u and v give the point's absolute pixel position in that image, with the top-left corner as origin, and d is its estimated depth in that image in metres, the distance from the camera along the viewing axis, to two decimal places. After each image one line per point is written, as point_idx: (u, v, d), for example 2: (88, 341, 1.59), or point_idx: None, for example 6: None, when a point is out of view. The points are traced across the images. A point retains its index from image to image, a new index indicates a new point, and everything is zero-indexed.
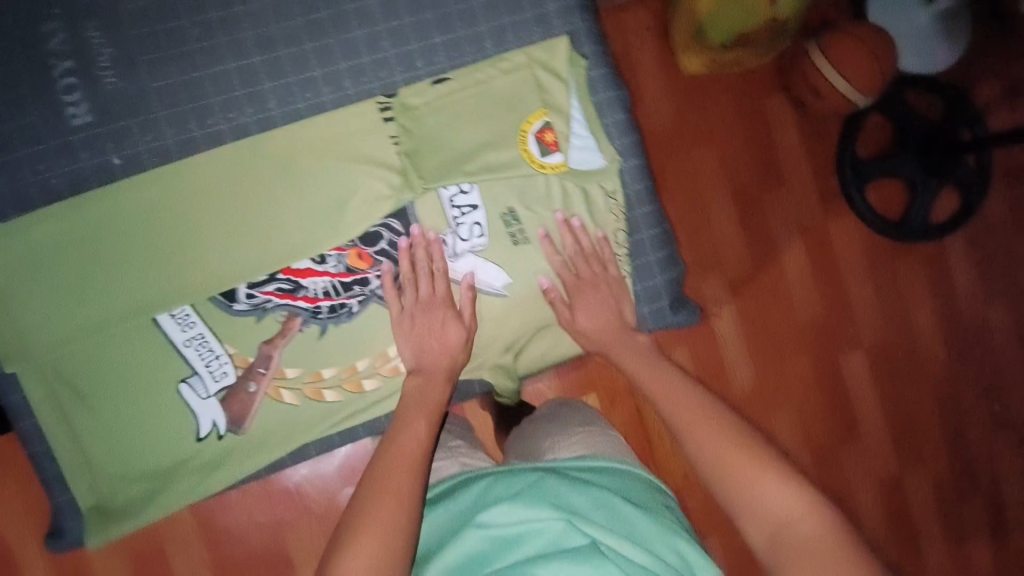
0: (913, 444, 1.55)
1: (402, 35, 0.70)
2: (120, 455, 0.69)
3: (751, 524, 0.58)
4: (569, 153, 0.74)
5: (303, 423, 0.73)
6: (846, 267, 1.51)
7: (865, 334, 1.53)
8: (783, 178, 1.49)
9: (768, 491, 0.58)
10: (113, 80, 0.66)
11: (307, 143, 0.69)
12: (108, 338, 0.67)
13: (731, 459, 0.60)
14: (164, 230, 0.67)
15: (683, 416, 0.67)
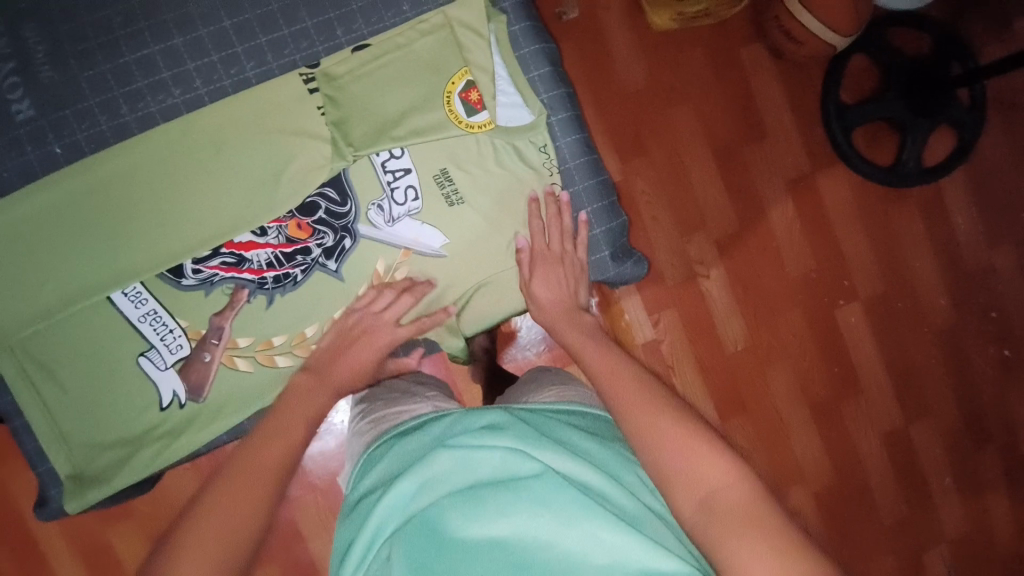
0: (916, 394, 1.52)
1: (318, 4, 0.73)
2: (91, 426, 0.73)
3: (680, 494, 0.54)
4: (495, 111, 0.75)
5: (260, 389, 0.76)
6: (836, 218, 1.49)
7: (861, 284, 1.50)
8: (761, 129, 1.47)
9: (699, 464, 0.55)
10: (49, 72, 0.69)
11: (237, 120, 0.71)
12: (68, 317, 0.71)
13: (662, 432, 0.58)
14: (108, 214, 0.70)
15: (622, 394, 0.65)
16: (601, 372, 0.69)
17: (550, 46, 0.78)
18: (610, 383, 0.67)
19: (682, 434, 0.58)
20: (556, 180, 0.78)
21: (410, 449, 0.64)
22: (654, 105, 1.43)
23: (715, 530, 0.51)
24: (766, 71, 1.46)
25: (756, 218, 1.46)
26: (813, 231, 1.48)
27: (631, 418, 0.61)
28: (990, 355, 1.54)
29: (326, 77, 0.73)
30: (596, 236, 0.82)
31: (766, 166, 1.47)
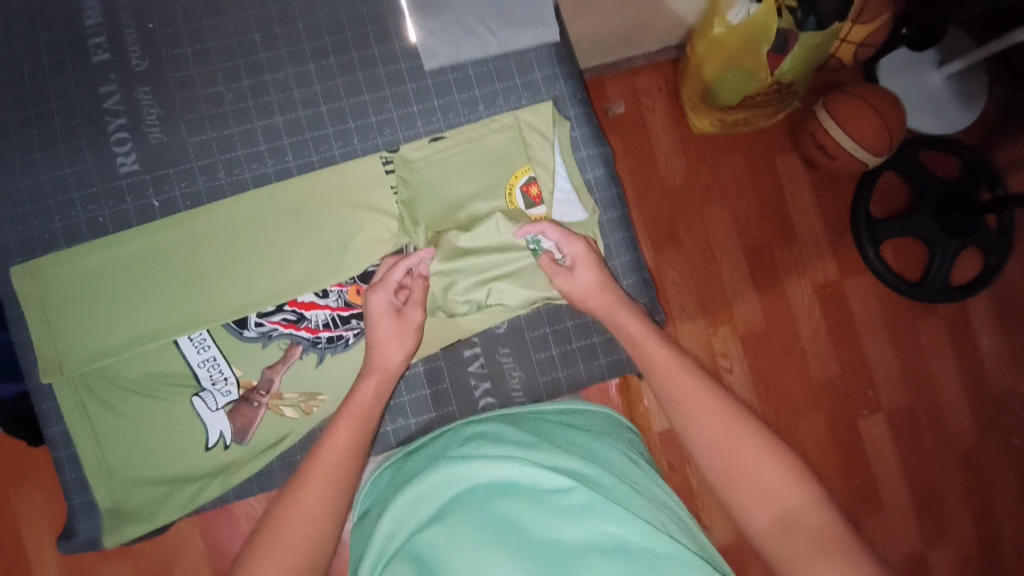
0: (936, 514, 1.49)
1: (404, 99, 0.81)
2: (137, 461, 0.76)
3: (756, 510, 0.59)
4: (552, 206, 0.81)
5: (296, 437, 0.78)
6: (862, 330, 1.52)
7: (885, 396, 1.51)
8: (793, 234, 1.52)
9: (776, 485, 0.59)
10: (158, 135, 0.77)
11: (319, 192, 0.79)
12: (132, 356, 0.75)
13: (734, 444, 0.62)
14: (188, 264, 0.76)
15: (693, 397, 0.66)
16: (659, 371, 0.69)
17: (607, 151, 0.85)
18: (675, 380, 0.67)
19: (755, 451, 0.61)
20: None
21: (414, 460, 0.73)
22: (690, 203, 1.50)
23: (795, 550, 0.55)
24: (799, 182, 1.53)
25: (783, 318, 1.50)
26: (838, 336, 1.51)
27: (704, 435, 0.63)
28: (1013, 484, 1.51)
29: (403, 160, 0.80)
30: None
31: (793, 268, 1.51)
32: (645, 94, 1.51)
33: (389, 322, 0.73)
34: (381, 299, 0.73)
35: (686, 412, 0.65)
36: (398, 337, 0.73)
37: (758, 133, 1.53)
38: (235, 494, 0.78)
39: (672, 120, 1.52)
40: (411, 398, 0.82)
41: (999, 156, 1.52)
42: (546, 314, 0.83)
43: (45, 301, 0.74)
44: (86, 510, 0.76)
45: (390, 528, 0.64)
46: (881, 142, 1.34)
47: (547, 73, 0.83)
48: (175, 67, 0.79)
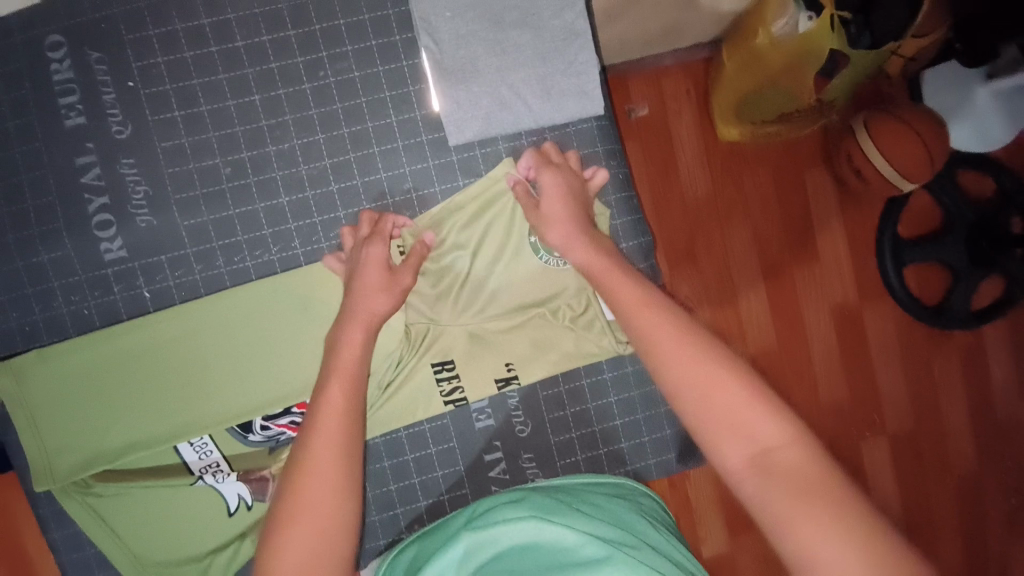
0: (929, 534, 1.37)
1: (425, 177, 0.72)
2: (167, 542, 0.70)
3: (729, 450, 0.50)
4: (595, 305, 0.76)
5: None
6: (878, 357, 1.38)
7: (890, 420, 1.38)
8: (818, 254, 1.34)
9: (752, 422, 0.50)
10: (146, 218, 0.68)
11: (329, 283, 0.71)
12: (130, 461, 0.70)
13: (693, 373, 0.52)
14: (185, 364, 0.70)
15: (654, 328, 0.56)
16: (628, 308, 0.58)
17: (647, 242, 0.77)
18: (639, 313, 0.57)
19: (712, 371, 0.52)
20: (631, 367, 0.78)
21: (430, 532, 0.70)
22: (712, 220, 1.30)
23: (774, 494, 0.47)
24: (827, 202, 1.33)
25: (796, 340, 1.34)
26: (850, 356, 1.36)
27: (670, 368, 0.53)
28: (1005, 511, 1.39)
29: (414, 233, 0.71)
30: (666, 435, 0.80)
31: (812, 292, 1.34)
32: (672, 96, 1.28)
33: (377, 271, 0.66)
34: (379, 248, 0.66)
35: (647, 346, 0.55)
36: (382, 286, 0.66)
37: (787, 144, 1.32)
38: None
39: (699, 128, 1.29)
40: (428, 502, 0.76)
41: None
42: (571, 416, 0.77)
43: (30, 406, 0.68)
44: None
45: None
46: (924, 173, 1.15)
47: (588, 154, 0.75)
48: (163, 136, 0.68)
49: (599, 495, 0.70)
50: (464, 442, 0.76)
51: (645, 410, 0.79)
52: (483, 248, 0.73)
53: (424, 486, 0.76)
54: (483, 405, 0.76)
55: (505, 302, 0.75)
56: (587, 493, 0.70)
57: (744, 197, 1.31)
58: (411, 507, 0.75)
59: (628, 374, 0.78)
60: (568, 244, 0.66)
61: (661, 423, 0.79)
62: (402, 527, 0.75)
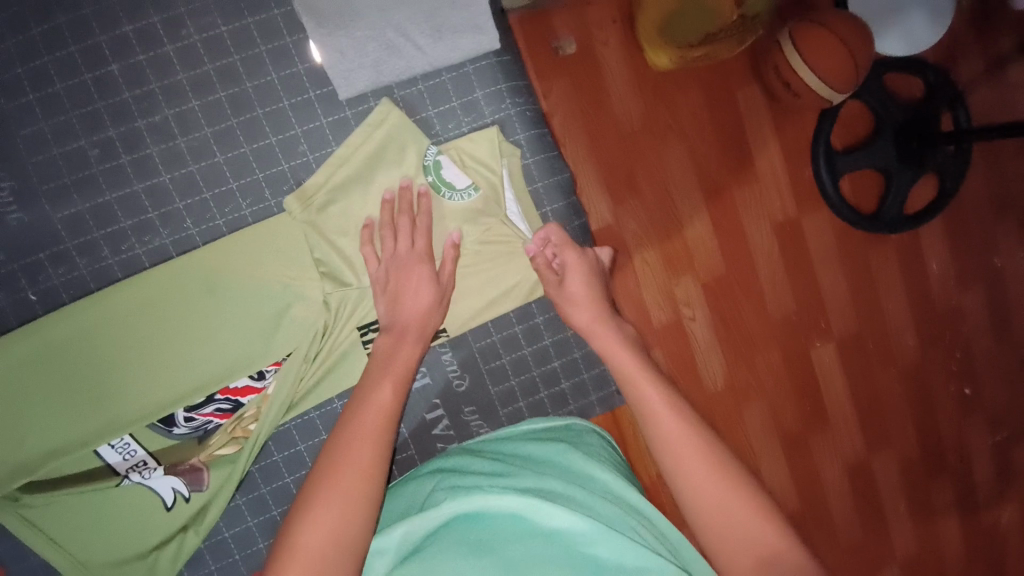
0: (881, 425, 1.40)
1: (319, 137, 0.68)
2: (108, 545, 0.68)
3: (735, 556, 0.52)
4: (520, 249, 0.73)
5: (260, 522, 0.71)
6: (818, 262, 1.31)
7: (837, 324, 1.35)
8: (757, 173, 1.25)
9: (749, 529, 0.52)
10: (18, 214, 0.64)
11: (231, 260, 0.67)
12: (51, 470, 0.67)
13: (703, 479, 0.55)
14: (87, 365, 0.65)
15: (670, 433, 0.58)
16: (643, 412, 0.61)
17: (564, 178, 0.75)
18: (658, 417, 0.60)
19: (728, 493, 0.54)
20: None
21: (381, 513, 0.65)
22: (648, 145, 1.19)
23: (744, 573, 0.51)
24: (761, 118, 1.24)
25: (742, 257, 1.27)
26: (791, 267, 1.30)
27: (684, 471, 0.56)
28: (958, 398, 1.44)
29: (305, 199, 0.67)
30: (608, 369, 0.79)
31: (752, 207, 1.26)
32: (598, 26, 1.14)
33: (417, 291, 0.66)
34: (420, 272, 0.67)
35: (660, 448, 0.58)
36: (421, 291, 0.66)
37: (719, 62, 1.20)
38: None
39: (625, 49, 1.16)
40: None
41: (1015, 78, 1.27)
42: (509, 363, 0.76)
43: None
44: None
45: None
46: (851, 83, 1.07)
47: (490, 91, 0.71)
48: (19, 122, 0.63)
49: (557, 449, 0.66)
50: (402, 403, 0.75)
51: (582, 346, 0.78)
52: None
53: None
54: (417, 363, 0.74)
55: None
56: (543, 450, 0.66)
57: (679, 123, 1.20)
58: None
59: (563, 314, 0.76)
60: (592, 324, 0.69)
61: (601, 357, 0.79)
62: None
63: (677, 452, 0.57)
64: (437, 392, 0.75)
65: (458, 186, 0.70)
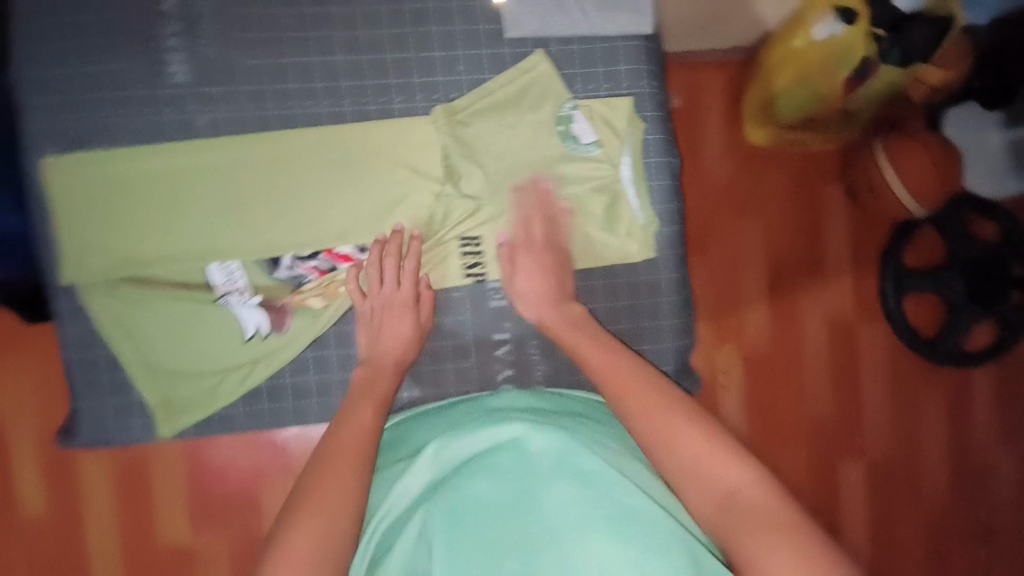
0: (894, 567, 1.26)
1: (477, 64, 0.76)
2: (181, 356, 0.74)
3: (702, 494, 0.56)
4: (626, 211, 0.79)
5: (318, 381, 0.75)
6: (868, 376, 1.26)
7: (872, 443, 1.27)
8: (824, 270, 1.24)
9: (723, 471, 0.56)
10: (211, 48, 0.72)
11: (372, 141, 0.75)
12: (162, 272, 0.74)
13: (671, 435, 0.59)
14: (221, 193, 0.73)
15: (620, 388, 0.64)
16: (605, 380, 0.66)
17: (674, 162, 0.81)
18: (622, 383, 0.65)
19: (701, 444, 0.58)
20: (644, 268, 0.81)
21: (426, 415, 0.74)
22: (727, 214, 1.21)
23: (738, 528, 0.52)
24: (841, 222, 1.24)
25: (791, 347, 1.24)
26: (841, 371, 1.25)
27: (648, 420, 0.61)
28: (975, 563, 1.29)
29: (451, 113, 0.76)
30: (666, 348, 0.82)
31: (813, 306, 1.24)
32: (705, 89, 1.20)
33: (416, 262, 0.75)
34: (398, 315, 0.73)
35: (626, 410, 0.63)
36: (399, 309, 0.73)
37: (810, 154, 1.23)
38: (241, 425, 0.75)
39: (728, 123, 1.21)
40: (434, 368, 0.80)
41: None
42: (583, 311, 0.81)
43: (77, 202, 0.71)
44: (90, 415, 0.73)
45: (410, 486, 0.63)
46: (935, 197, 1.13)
47: (633, 68, 0.78)
48: None
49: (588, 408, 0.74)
50: (476, 315, 0.80)
51: (648, 319, 0.81)
52: (515, 137, 0.78)
53: (431, 353, 0.79)
54: (500, 285, 0.80)
55: (535, 190, 0.78)
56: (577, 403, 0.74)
57: (760, 198, 1.22)
58: (411, 369, 0.79)
59: (642, 282, 0.81)
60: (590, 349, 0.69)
61: (662, 335, 0.82)
62: (406, 385, 0.79)
63: (646, 428, 0.60)
64: (511, 314, 0.80)
65: (583, 141, 0.78)
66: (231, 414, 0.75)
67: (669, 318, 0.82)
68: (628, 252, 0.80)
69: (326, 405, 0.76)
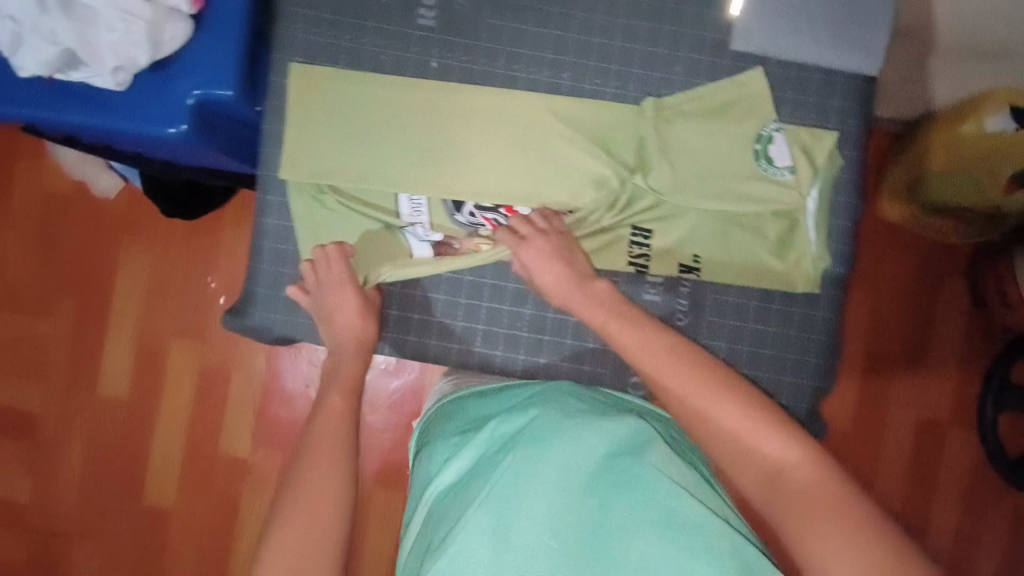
0: None
1: (696, 68, 0.79)
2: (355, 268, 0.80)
3: (747, 473, 0.58)
4: (802, 241, 0.79)
5: (464, 326, 0.82)
6: (942, 479, 1.19)
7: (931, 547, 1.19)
8: (927, 362, 1.20)
9: (766, 447, 0.57)
10: (464, 3, 0.79)
11: (577, 117, 0.79)
12: (360, 190, 0.80)
13: (712, 412, 0.61)
14: (429, 132, 0.80)
15: (665, 373, 0.64)
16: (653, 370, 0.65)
17: (853, 203, 0.80)
18: (660, 361, 0.65)
19: (742, 420, 0.59)
20: (804, 300, 0.80)
21: (482, 394, 0.75)
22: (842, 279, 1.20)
23: (783, 508, 0.54)
24: (956, 318, 1.20)
25: (873, 426, 1.20)
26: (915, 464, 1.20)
27: (685, 402, 0.62)
28: None
29: (658, 108, 0.79)
30: (804, 385, 0.80)
31: (902, 404, 1.20)
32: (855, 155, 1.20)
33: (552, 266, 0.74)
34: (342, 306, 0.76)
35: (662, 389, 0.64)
36: (343, 293, 0.77)
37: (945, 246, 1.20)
38: (389, 348, 0.82)
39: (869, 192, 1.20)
40: (574, 342, 0.82)
41: None
42: (730, 328, 0.80)
43: (308, 108, 0.79)
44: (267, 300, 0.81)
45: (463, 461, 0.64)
46: None
47: (845, 106, 0.79)
48: None
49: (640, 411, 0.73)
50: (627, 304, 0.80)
51: (791, 352, 0.80)
52: (710, 144, 0.79)
53: (575, 327, 0.82)
54: (658, 281, 0.81)
55: (715, 199, 0.79)
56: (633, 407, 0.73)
57: (880, 273, 1.20)
58: (557, 338, 0.82)
59: (795, 314, 0.80)
60: (604, 324, 0.70)
61: (805, 372, 0.80)
62: (545, 350, 0.82)
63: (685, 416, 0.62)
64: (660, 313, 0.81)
65: (777, 163, 0.78)
66: (381, 334, 0.81)
67: (817, 357, 0.80)
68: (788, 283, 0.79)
69: (463, 355, 0.82)
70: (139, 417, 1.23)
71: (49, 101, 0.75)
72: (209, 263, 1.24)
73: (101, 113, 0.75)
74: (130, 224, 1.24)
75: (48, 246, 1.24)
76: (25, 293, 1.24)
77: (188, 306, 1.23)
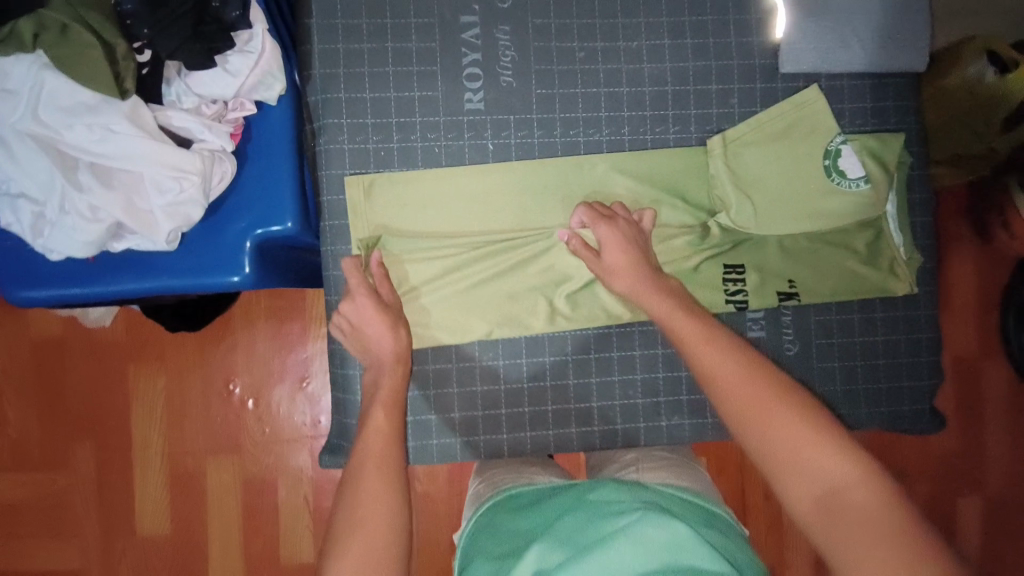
0: None
1: (751, 97, 0.78)
2: (454, 376, 0.77)
3: (797, 492, 0.52)
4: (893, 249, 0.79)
5: (579, 408, 0.78)
6: None
7: None
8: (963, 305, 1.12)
9: (825, 463, 0.51)
10: (509, 79, 0.76)
11: (647, 170, 0.77)
12: (439, 294, 0.76)
13: (772, 427, 0.54)
14: (497, 218, 0.76)
15: (724, 380, 0.58)
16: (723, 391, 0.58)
17: (925, 198, 0.82)
18: (724, 375, 0.58)
19: (797, 433, 0.53)
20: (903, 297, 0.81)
21: (493, 505, 0.68)
22: None
23: (844, 541, 0.48)
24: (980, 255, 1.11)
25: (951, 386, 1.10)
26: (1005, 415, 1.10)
27: (739, 415, 0.56)
28: None
29: (724, 143, 0.77)
30: (923, 386, 0.82)
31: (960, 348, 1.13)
32: None
33: (626, 247, 0.71)
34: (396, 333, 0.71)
35: (726, 407, 0.57)
36: (394, 362, 0.71)
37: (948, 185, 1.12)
38: (508, 453, 0.78)
39: None
40: (691, 397, 0.79)
41: None
42: (839, 346, 0.80)
43: (371, 222, 0.74)
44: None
45: None
46: None
47: (901, 106, 0.80)
48: (537, 14, 0.76)
49: (677, 499, 0.63)
50: None
51: (904, 356, 0.81)
52: (778, 169, 0.78)
53: (690, 382, 0.79)
54: (759, 316, 0.79)
55: (798, 223, 0.78)
56: (669, 496, 0.63)
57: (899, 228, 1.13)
58: (674, 398, 0.79)
59: (899, 319, 0.81)
60: (672, 316, 0.65)
61: (920, 372, 0.82)
62: (667, 412, 0.79)
63: (751, 436, 0.55)
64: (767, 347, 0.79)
65: (849, 176, 0.78)
66: (499, 436, 0.77)
67: (927, 354, 0.82)
68: (881, 289, 0.80)
69: (586, 435, 0.78)
70: (188, 559, 1.04)
71: (95, 276, 0.68)
72: (227, 367, 1.04)
73: (156, 277, 0.68)
74: (135, 348, 1.04)
75: (48, 396, 1.04)
76: (34, 449, 1.04)
77: (215, 422, 1.04)
